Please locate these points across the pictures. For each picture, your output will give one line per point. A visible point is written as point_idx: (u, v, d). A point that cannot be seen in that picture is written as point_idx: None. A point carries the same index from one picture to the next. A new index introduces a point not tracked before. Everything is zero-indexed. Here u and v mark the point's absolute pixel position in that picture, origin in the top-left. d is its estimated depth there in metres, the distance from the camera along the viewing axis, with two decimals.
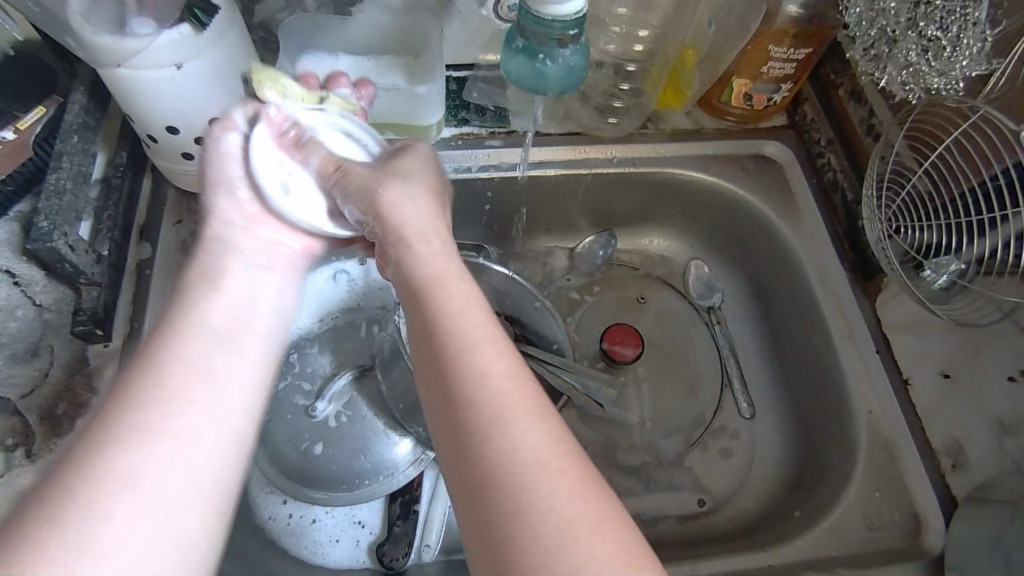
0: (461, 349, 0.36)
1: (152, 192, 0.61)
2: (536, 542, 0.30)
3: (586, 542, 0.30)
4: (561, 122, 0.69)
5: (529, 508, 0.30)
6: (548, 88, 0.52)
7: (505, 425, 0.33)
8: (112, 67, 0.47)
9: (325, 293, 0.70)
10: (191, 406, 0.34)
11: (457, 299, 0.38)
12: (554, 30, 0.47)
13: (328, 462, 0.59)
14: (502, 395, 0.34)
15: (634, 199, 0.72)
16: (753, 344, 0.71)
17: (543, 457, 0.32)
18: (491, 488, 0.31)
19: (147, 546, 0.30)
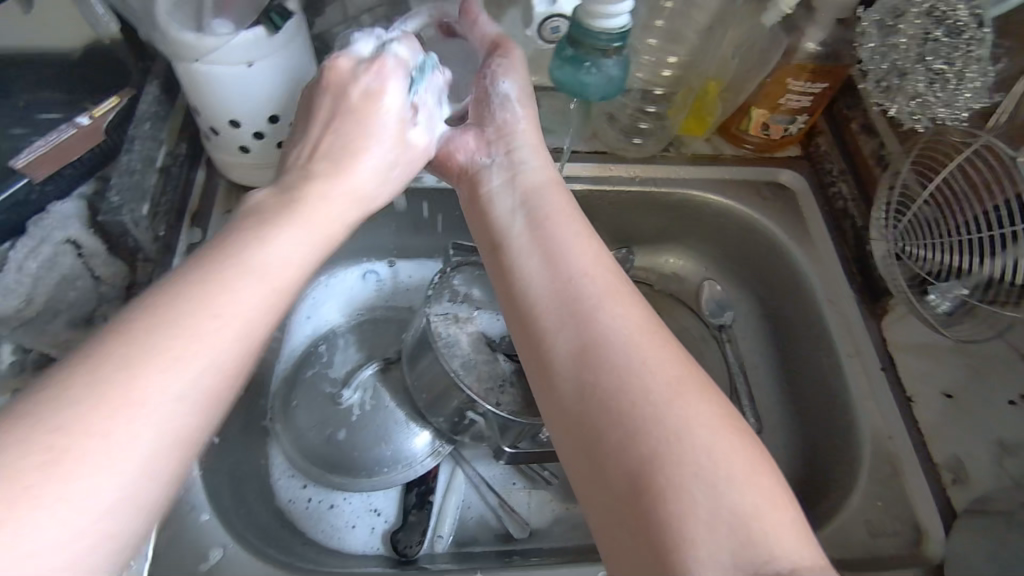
0: (555, 241, 0.44)
1: (205, 182, 0.65)
2: (641, 397, 0.34)
3: (673, 398, 0.34)
4: (589, 141, 0.74)
5: (629, 373, 0.35)
6: (590, 94, 0.57)
7: (597, 299, 0.39)
8: (188, 61, 0.52)
9: (354, 289, 0.74)
10: (256, 295, 0.36)
11: (559, 217, 0.46)
12: (600, 43, 0.53)
13: (351, 447, 0.61)
14: (593, 275, 0.41)
15: (653, 219, 0.76)
16: (762, 363, 0.73)
17: (643, 330, 0.38)
18: (606, 356, 0.36)
19: (179, 418, 0.32)
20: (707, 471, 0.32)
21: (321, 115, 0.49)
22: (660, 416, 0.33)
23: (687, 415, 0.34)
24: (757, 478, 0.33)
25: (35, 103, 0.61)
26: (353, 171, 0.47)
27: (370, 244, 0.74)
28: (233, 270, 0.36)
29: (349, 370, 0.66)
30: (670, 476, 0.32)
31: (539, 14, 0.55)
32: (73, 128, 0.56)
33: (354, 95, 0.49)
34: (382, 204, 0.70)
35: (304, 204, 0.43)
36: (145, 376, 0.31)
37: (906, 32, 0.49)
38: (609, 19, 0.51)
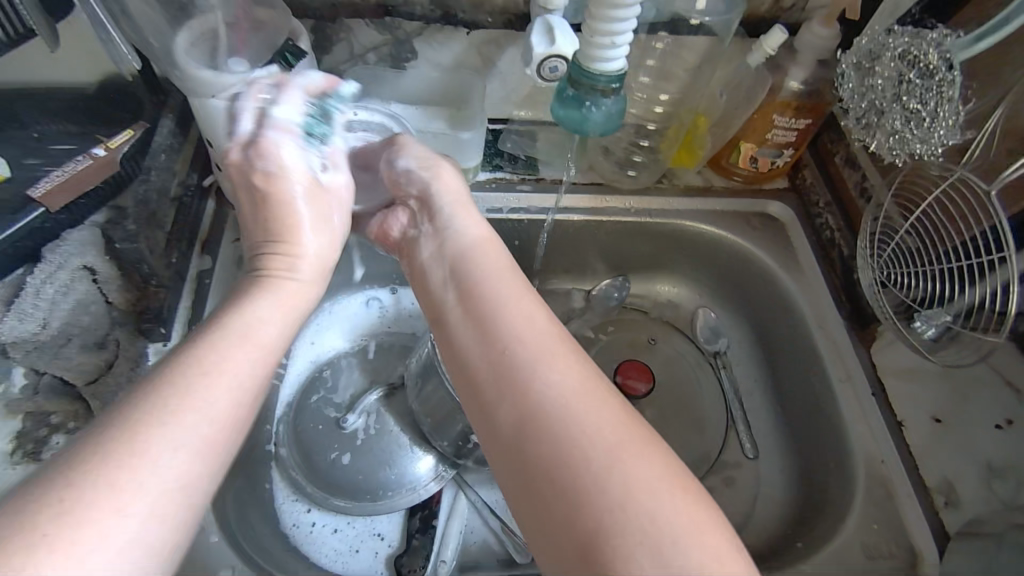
0: (487, 305, 0.45)
1: (214, 211, 0.70)
2: (584, 468, 0.35)
3: (611, 464, 0.36)
4: (586, 173, 0.76)
5: (567, 438, 0.37)
6: (589, 130, 0.62)
7: (532, 367, 0.40)
8: (205, 96, 0.55)
9: (357, 316, 0.76)
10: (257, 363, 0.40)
11: (497, 276, 0.47)
12: (599, 84, 0.58)
13: (354, 472, 0.62)
14: (526, 338, 0.42)
15: (647, 248, 0.79)
16: (756, 388, 0.75)
17: (576, 392, 0.39)
18: (543, 411, 0.38)
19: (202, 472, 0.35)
20: (649, 521, 0.34)
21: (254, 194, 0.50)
22: (603, 464, 0.36)
23: (626, 476, 0.35)
24: (696, 512, 0.35)
25: (49, 136, 0.63)
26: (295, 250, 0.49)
27: (373, 273, 0.76)
28: (235, 341, 0.40)
29: (353, 395, 0.67)
30: (614, 518, 0.34)
31: (539, 54, 0.58)
32: (88, 159, 0.58)
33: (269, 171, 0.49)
34: None
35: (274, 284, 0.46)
36: (167, 440, 0.34)
37: (881, 74, 0.53)
38: (607, 63, 0.57)
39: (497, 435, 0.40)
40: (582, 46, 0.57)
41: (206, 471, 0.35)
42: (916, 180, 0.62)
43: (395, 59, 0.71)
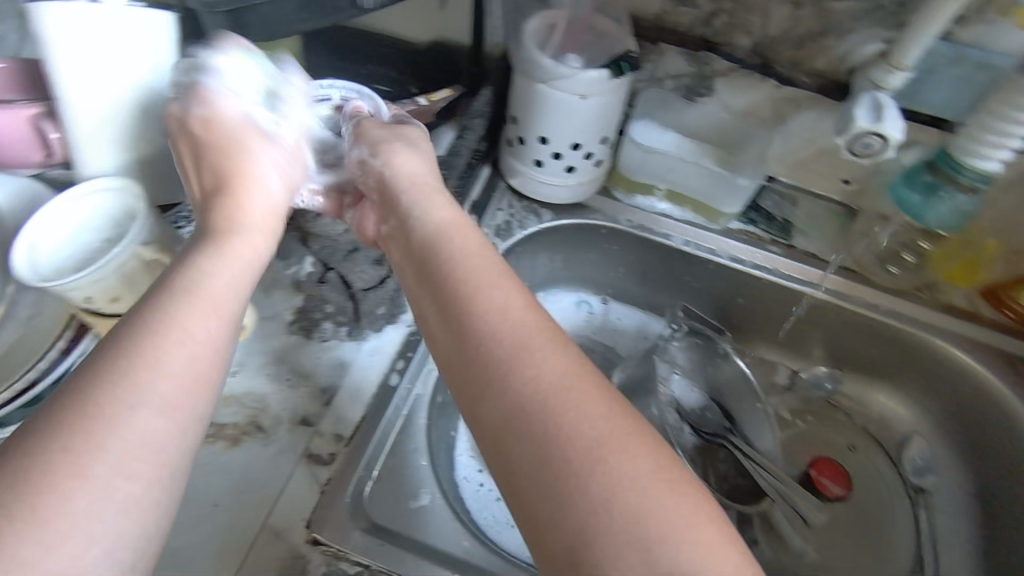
0: (463, 281, 0.45)
1: (487, 181, 0.74)
2: (569, 466, 0.36)
3: (599, 461, 0.36)
4: (841, 254, 0.73)
5: (548, 430, 0.37)
6: (930, 219, 0.64)
7: (509, 358, 0.40)
8: (537, 81, 0.61)
9: (567, 312, 0.80)
10: (211, 324, 0.40)
11: (471, 252, 0.47)
12: (964, 179, 0.61)
13: None
14: (501, 324, 0.42)
15: (879, 351, 0.74)
16: (960, 543, 0.67)
17: (563, 386, 0.39)
18: (524, 414, 0.38)
19: (160, 431, 0.35)
20: (640, 514, 0.35)
21: (202, 155, 0.49)
22: (588, 465, 0.36)
23: (623, 470, 0.36)
24: (698, 503, 0.37)
25: (373, 75, 0.73)
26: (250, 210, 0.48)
27: (595, 280, 0.80)
28: (190, 302, 0.40)
29: None
30: (609, 518, 0.35)
31: (859, 126, 0.57)
32: (413, 106, 0.69)
33: (252, 144, 0.50)
34: (622, 248, 0.76)
35: (243, 242, 0.46)
36: (121, 407, 0.35)
37: None
38: (981, 160, 0.59)
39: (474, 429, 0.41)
40: (961, 138, 0.60)
41: (167, 425, 0.36)
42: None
43: (689, 90, 0.72)
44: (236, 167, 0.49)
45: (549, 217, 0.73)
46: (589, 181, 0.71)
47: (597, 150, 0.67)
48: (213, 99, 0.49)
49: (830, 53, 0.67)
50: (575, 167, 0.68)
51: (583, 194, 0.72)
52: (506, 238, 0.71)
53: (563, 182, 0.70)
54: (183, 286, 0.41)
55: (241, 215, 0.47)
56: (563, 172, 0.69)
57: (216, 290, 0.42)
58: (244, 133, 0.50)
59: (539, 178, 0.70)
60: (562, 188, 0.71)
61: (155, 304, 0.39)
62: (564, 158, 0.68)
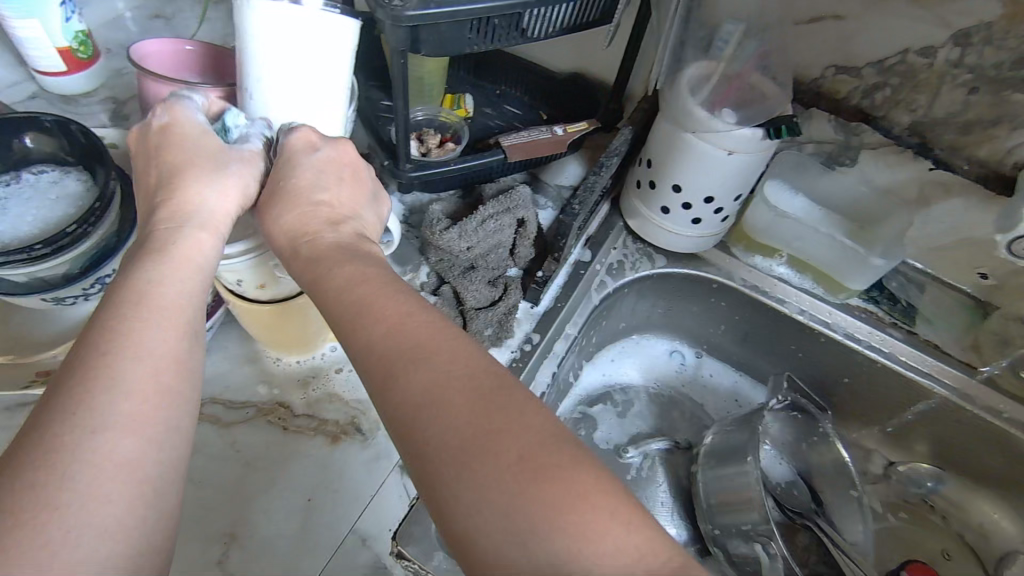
0: (341, 289, 0.43)
1: (605, 218, 0.74)
2: (443, 487, 0.33)
3: (464, 473, 0.33)
4: (967, 351, 0.69)
5: (421, 452, 0.35)
6: None
7: (383, 376, 0.38)
8: (686, 130, 0.60)
9: (660, 360, 0.79)
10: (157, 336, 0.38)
11: (357, 268, 0.44)
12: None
13: None
14: (372, 339, 0.39)
15: (994, 462, 0.68)
16: None
17: (426, 399, 0.36)
18: (403, 425, 0.36)
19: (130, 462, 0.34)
20: (517, 507, 0.32)
21: (151, 159, 0.48)
22: (453, 463, 0.34)
23: (489, 477, 0.33)
24: (580, 478, 0.33)
25: (509, 95, 0.76)
26: (198, 201, 0.46)
27: (695, 332, 0.78)
28: (145, 309, 0.39)
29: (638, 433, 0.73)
30: (494, 523, 0.32)
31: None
32: (549, 133, 0.68)
33: (166, 120, 0.49)
34: (730, 306, 0.74)
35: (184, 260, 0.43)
36: (90, 443, 0.33)
37: None
38: None
39: None
40: None
41: (140, 468, 0.34)
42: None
43: (833, 158, 0.71)
44: (160, 159, 0.47)
45: (663, 263, 0.72)
46: (712, 235, 0.69)
47: (729, 206, 0.66)
48: (171, 106, 0.50)
49: (996, 144, 0.63)
50: (703, 220, 0.67)
51: (703, 246, 0.71)
52: (617, 278, 0.70)
53: (687, 233, 0.69)
54: (132, 286, 0.40)
55: (184, 203, 0.45)
56: (688, 223, 0.68)
57: (184, 262, 0.43)
58: (172, 126, 0.48)
59: (662, 224, 0.69)
60: (684, 238, 0.69)
61: (112, 312, 0.38)
62: (693, 210, 0.66)
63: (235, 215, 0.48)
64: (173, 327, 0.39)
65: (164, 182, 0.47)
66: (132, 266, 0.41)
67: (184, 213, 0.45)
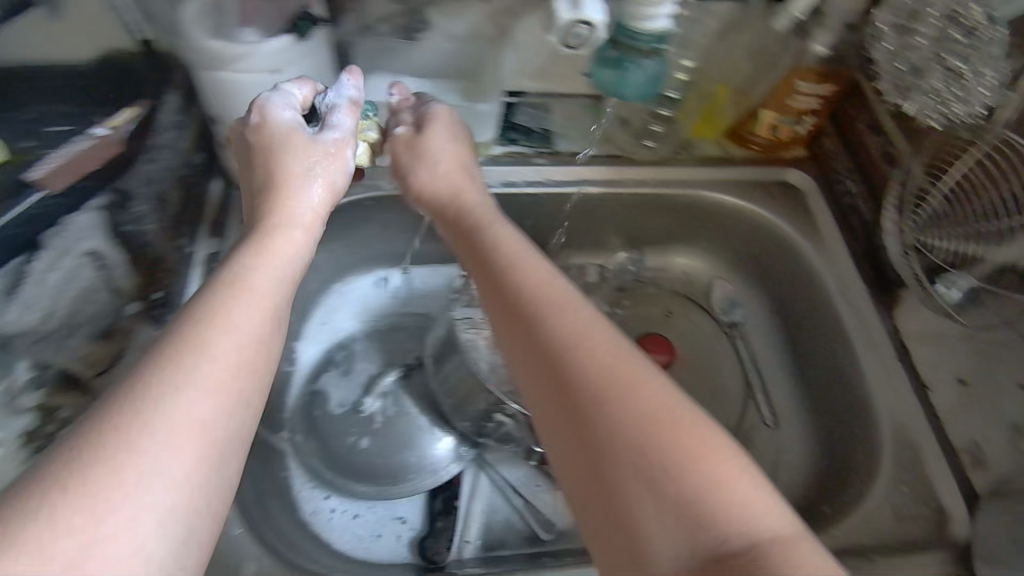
0: (512, 280, 0.48)
1: (221, 196, 0.67)
2: (606, 429, 0.37)
3: (665, 434, 0.36)
4: (601, 144, 0.75)
5: (614, 411, 0.38)
6: (629, 93, 0.63)
7: (609, 351, 0.41)
8: (214, 69, 0.53)
9: (370, 295, 0.75)
10: (252, 311, 0.40)
11: (505, 239, 0.52)
12: (644, 44, 0.60)
13: (377, 455, 0.64)
14: (572, 319, 0.43)
15: (664, 221, 0.78)
16: (775, 357, 0.75)
17: (622, 358, 0.40)
18: (555, 363, 0.41)
19: (190, 461, 0.33)
20: (659, 462, 0.35)
21: (266, 151, 0.51)
22: (598, 404, 0.38)
23: (721, 471, 0.35)
24: (715, 439, 0.37)
25: (45, 113, 0.55)
26: (303, 197, 0.50)
27: (384, 253, 0.75)
28: (236, 295, 0.40)
29: (368, 379, 0.68)
30: (627, 465, 0.36)
31: (562, 20, 0.56)
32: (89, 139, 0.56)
33: (254, 120, 0.52)
34: (395, 213, 0.71)
35: (268, 252, 0.45)
36: (179, 407, 0.34)
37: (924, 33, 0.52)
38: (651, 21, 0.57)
39: (536, 394, 0.42)
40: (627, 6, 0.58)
41: (195, 452, 0.34)
42: (953, 147, 0.61)
43: (406, 27, 0.67)
44: (268, 164, 0.51)
45: None
46: None
47: None
48: (262, 107, 0.52)
49: None
50: None
51: None
52: None
53: None
54: (226, 280, 0.41)
55: (281, 213, 0.48)
56: None
57: (262, 286, 0.42)
58: (285, 137, 0.51)
59: None
60: None
61: (209, 302, 0.39)
62: None
63: (327, 212, 0.52)
64: (253, 347, 0.39)
65: (260, 191, 0.51)
66: (205, 293, 0.40)
67: (285, 216, 0.48)
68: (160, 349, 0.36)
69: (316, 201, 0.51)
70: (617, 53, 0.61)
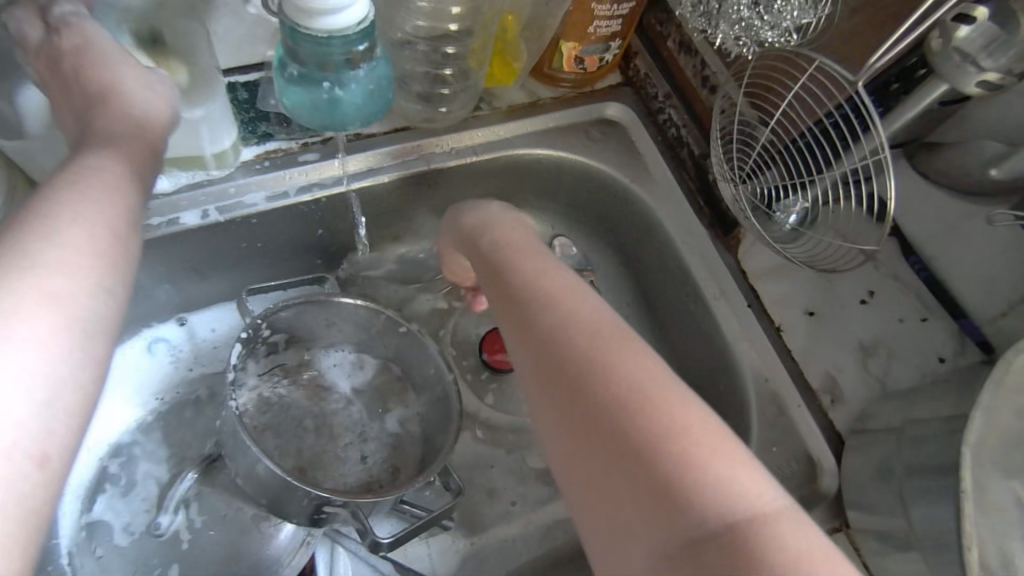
0: (535, 287, 0.40)
1: None
2: (649, 446, 0.30)
3: (710, 457, 0.30)
4: (383, 117, 0.60)
5: (639, 424, 0.31)
6: (347, 119, 0.49)
7: (604, 351, 0.34)
8: None
9: (145, 368, 0.59)
10: (61, 253, 0.32)
11: (526, 258, 0.44)
12: (337, 48, 0.43)
13: (202, 572, 0.53)
14: (593, 328, 0.36)
15: (482, 190, 0.65)
16: (631, 312, 0.68)
17: (654, 386, 0.32)
18: (566, 363, 0.34)
19: (11, 456, 0.27)
20: (649, 446, 0.30)
21: (64, 85, 0.41)
22: (626, 415, 0.31)
23: (748, 479, 0.29)
24: (731, 451, 0.30)
25: None
26: (88, 182, 0.35)
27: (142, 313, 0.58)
28: (40, 232, 0.32)
29: (166, 484, 0.55)
30: (614, 468, 0.30)
31: None
32: None
33: (66, 36, 0.42)
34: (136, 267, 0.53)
35: (64, 225, 0.33)
36: None
37: None
38: (330, 20, 0.40)
39: (541, 400, 0.35)
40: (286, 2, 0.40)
41: (4, 449, 0.27)
42: (770, 66, 0.53)
43: None
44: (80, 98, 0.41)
45: None
46: None
47: None
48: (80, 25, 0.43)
49: None
50: None
51: None
52: None
53: None
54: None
55: (55, 177, 0.35)
56: None
57: (104, 198, 0.35)
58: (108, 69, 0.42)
59: None
60: None
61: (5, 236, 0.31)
62: None
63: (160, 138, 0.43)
64: (102, 226, 0.34)
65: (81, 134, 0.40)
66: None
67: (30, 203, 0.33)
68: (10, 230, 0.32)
69: (109, 164, 0.37)
70: (303, 68, 0.45)
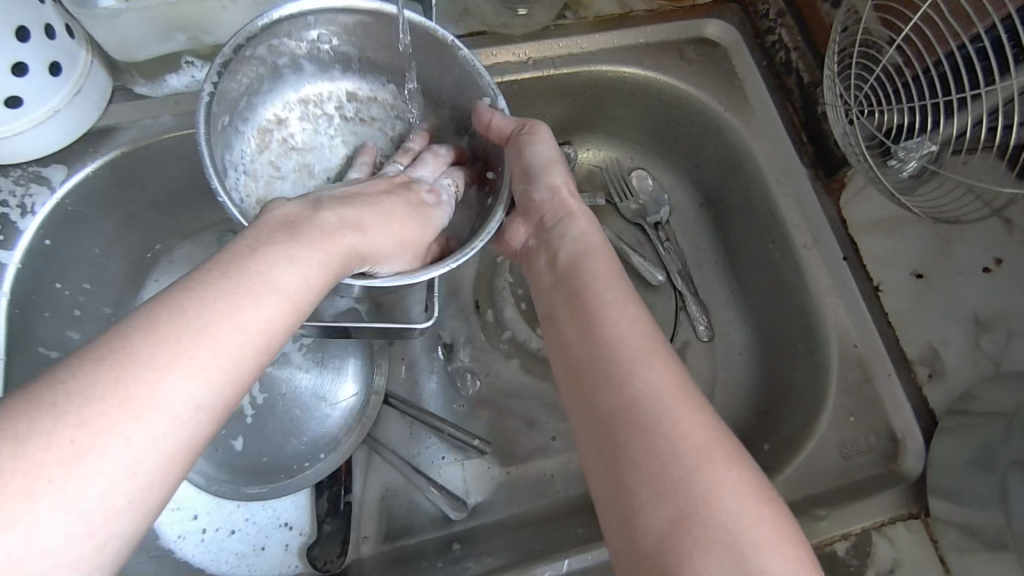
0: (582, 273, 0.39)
1: None
2: (666, 458, 0.29)
3: (719, 486, 0.28)
4: (460, 22, 0.57)
5: (661, 435, 0.30)
6: None
7: (631, 355, 0.33)
8: None
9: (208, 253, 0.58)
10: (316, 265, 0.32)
11: (581, 231, 0.43)
12: None
13: (257, 442, 0.54)
14: (632, 331, 0.34)
15: (559, 110, 0.61)
16: (706, 257, 0.63)
17: (679, 396, 0.31)
18: (594, 364, 0.33)
19: (189, 426, 0.26)
20: (663, 463, 0.29)
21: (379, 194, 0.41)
22: (648, 427, 0.30)
23: (752, 517, 0.28)
24: (740, 482, 0.29)
25: None
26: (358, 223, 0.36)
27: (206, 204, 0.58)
28: (316, 243, 0.33)
29: None
30: (640, 479, 0.29)
31: None
32: None
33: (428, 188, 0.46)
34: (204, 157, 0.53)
35: (328, 234, 0.33)
36: (199, 357, 0.26)
37: None
38: None
39: (570, 389, 0.34)
40: None
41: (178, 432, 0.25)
42: None
43: None
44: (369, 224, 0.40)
45: (63, 174, 0.48)
46: (69, 99, 0.46)
47: (26, 54, 0.41)
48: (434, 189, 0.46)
49: None
50: (22, 95, 0.43)
51: (86, 114, 0.48)
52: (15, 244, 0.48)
53: (26, 123, 0.44)
54: (280, 236, 0.32)
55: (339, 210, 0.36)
56: (6, 109, 0.43)
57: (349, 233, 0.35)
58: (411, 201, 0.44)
59: None
60: (33, 132, 0.45)
61: (273, 228, 0.32)
62: None
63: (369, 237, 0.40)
64: (314, 252, 0.32)
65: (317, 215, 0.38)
66: (264, 232, 0.31)
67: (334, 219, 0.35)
68: (245, 239, 0.31)
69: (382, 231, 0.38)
70: None
